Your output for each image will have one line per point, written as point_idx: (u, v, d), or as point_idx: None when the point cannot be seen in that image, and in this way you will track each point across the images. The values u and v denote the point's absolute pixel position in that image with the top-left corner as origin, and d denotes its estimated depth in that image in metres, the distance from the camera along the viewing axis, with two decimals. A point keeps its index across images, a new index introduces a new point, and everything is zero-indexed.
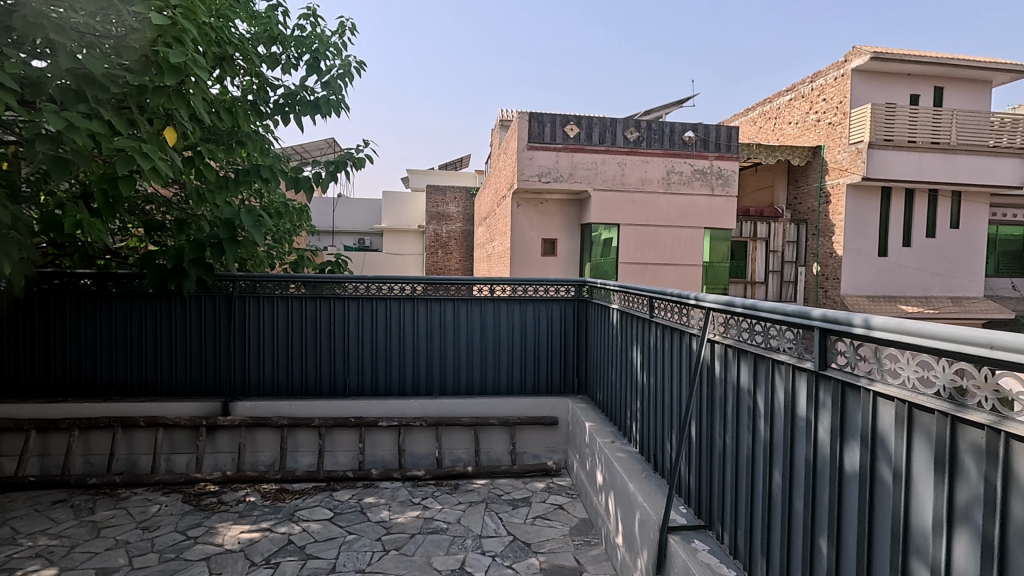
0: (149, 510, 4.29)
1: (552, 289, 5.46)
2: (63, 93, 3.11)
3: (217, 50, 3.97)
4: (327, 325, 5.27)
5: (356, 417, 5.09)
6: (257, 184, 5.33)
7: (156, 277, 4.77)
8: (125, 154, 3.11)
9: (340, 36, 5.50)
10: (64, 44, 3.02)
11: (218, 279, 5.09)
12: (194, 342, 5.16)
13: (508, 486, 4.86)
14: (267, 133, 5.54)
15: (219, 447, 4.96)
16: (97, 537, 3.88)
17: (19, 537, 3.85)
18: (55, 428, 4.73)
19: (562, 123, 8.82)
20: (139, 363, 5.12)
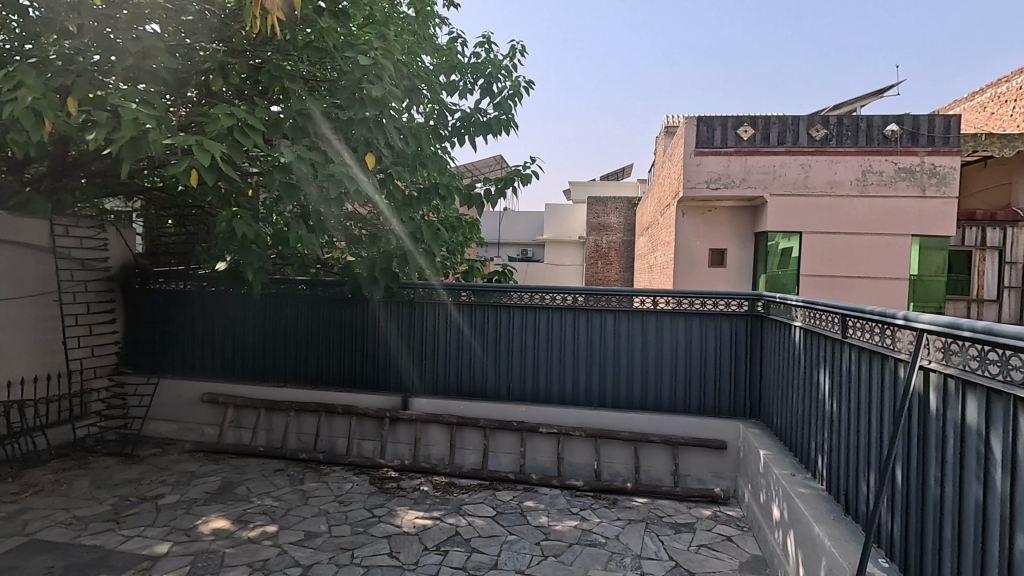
0: (344, 487, 4.93)
1: (722, 303, 5.09)
2: (294, 131, 3.77)
3: (408, 83, 4.45)
4: (493, 331, 5.57)
5: (518, 421, 5.28)
6: (436, 202, 5.87)
7: (354, 284, 5.48)
8: (336, 178, 3.66)
9: (511, 59, 5.82)
10: (294, 89, 3.70)
11: (402, 286, 5.69)
12: (381, 341, 5.82)
13: (669, 509, 4.63)
14: (444, 154, 6.06)
15: (399, 437, 5.53)
16: (305, 504, 4.57)
17: (251, 496, 4.70)
18: (277, 408, 5.69)
19: (734, 125, 8.26)
20: (339, 358, 5.93)
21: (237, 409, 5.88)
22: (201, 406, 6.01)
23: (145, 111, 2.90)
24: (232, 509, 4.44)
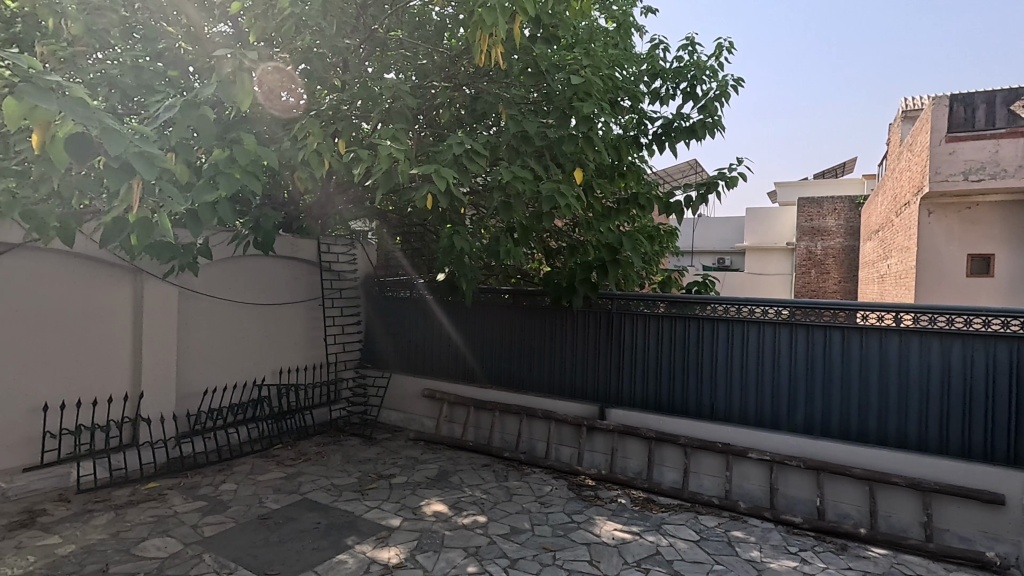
0: (544, 489, 5.13)
1: (995, 322, 4.09)
2: (509, 152, 4.09)
3: (611, 95, 4.50)
4: (693, 345, 5.29)
5: (723, 443, 4.92)
6: (634, 211, 5.79)
7: (554, 294, 5.70)
8: (548, 195, 3.87)
9: (717, 57, 5.50)
10: (508, 114, 4.03)
11: (600, 297, 5.76)
12: (578, 350, 5.95)
13: (920, 567, 3.86)
14: (642, 163, 5.96)
15: (596, 446, 5.57)
16: (510, 500, 4.86)
17: (463, 486, 5.16)
18: (484, 408, 6.18)
19: (1006, 101, 6.65)
20: (539, 364, 6.21)
21: (451, 405, 6.53)
22: (422, 401, 6.81)
23: (394, 147, 3.41)
24: (448, 495, 4.92)
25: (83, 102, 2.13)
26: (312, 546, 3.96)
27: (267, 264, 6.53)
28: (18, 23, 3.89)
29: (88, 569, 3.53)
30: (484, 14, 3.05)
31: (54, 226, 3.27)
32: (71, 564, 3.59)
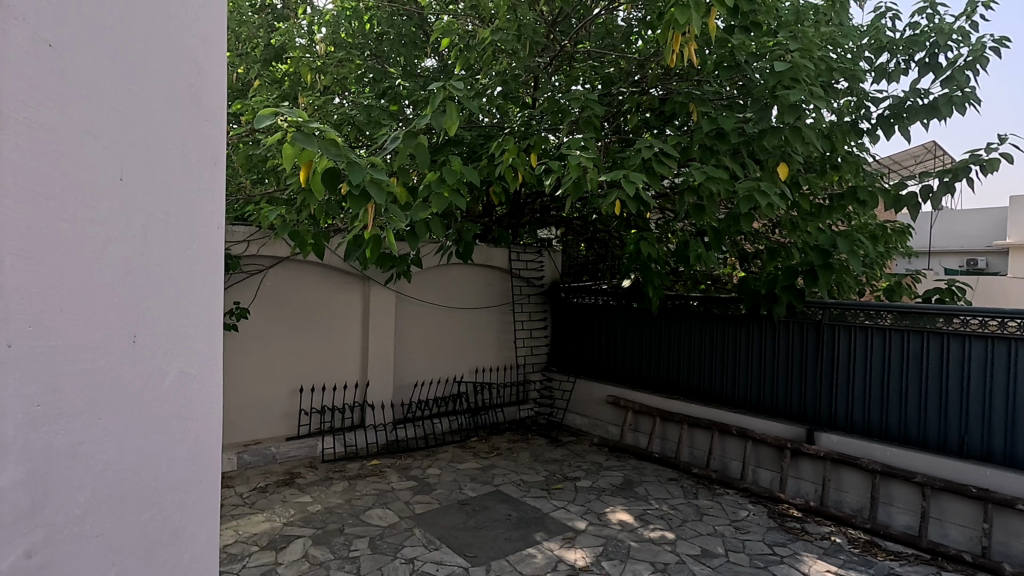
0: (740, 513, 4.73)
1: None
2: (703, 152, 3.87)
3: (824, 78, 3.97)
4: (934, 365, 4.40)
5: (978, 488, 4.01)
6: (852, 207, 5.03)
7: (752, 301, 5.24)
8: (748, 194, 3.59)
9: (969, 16, 4.52)
10: (702, 111, 3.82)
11: (807, 305, 5.13)
12: (780, 364, 5.37)
13: None
14: (862, 153, 5.15)
15: (803, 474, 4.97)
16: (700, 519, 4.58)
17: (649, 498, 5.01)
18: (672, 419, 5.94)
19: None
20: (733, 378, 5.75)
21: (636, 414, 6.40)
22: (606, 407, 6.80)
23: (584, 155, 3.48)
24: (634, 506, 4.83)
25: (334, 142, 2.58)
26: (505, 536, 4.23)
27: (468, 271, 7.19)
28: (286, 81, 4.86)
29: (330, 527, 4.26)
30: (677, 14, 2.96)
31: (310, 244, 3.90)
32: (319, 520, 4.37)
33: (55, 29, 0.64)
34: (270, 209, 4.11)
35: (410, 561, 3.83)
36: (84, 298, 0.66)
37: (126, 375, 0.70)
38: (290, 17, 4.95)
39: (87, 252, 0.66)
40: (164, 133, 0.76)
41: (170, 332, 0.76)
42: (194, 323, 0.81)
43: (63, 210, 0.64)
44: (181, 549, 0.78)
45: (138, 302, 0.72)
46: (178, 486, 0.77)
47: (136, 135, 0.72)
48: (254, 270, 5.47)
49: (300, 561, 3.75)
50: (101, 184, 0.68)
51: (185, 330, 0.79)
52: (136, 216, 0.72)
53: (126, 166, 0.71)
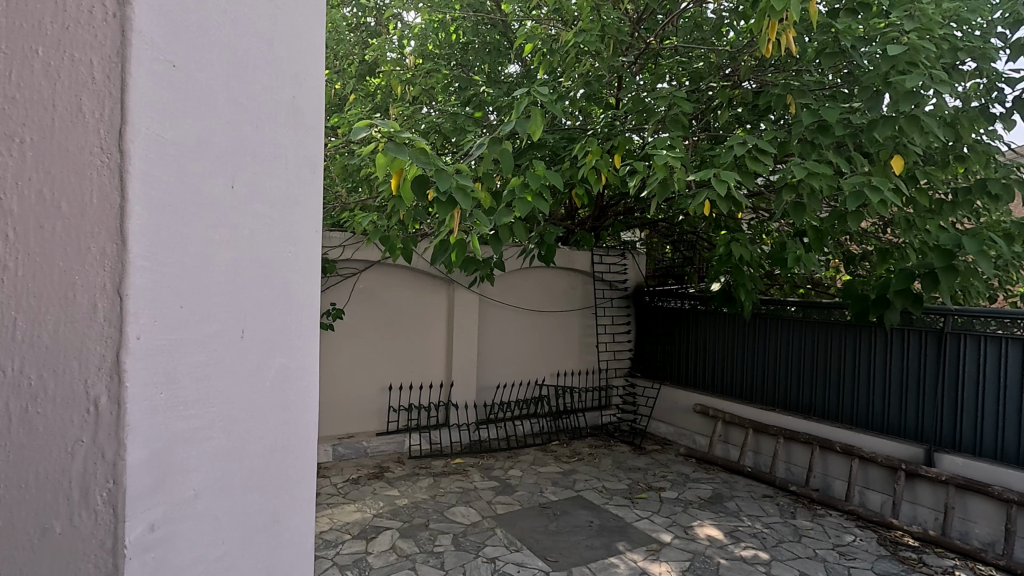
0: (845, 537, 4.34)
1: None
2: (803, 146, 3.61)
3: (947, 59, 3.56)
4: None
5: None
6: (981, 202, 4.48)
7: (859, 307, 4.82)
8: (856, 190, 3.31)
9: None
10: (803, 103, 3.56)
11: (926, 312, 4.63)
12: (893, 377, 4.89)
13: None
14: (995, 141, 4.55)
15: (920, 498, 4.49)
16: (799, 541, 4.26)
17: (741, 514, 4.73)
18: (766, 432, 5.58)
19: None
20: (836, 390, 5.31)
21: (727, 425, 6.08)
22: (694, 416, 6.52)
23: (671, 154, 3.36)
24: (724, 521, 4.58)
25: (423, 150, 2.67)
26: (586, 543, 4.17)
27: (551, 275, 7.19)
28: (377, 93, 5.12)
29: (416, 521, 4.41)
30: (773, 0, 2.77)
31: (399, 248, 4.07)
32: (406, 514, 4.54)
33: (178, 43, 0.45)
34: (364, 216, 4.33)
35: (492, 560, 3.88)
36: (191, 210, 0.46)
37: (240, 323, 0.53)
38: (382, 33, 5.20)
39: (200, 144, 0.47)
40: (289, 24, 0.60)
41: (280, 268, 0.59)
42: (305, 267, 0.64)
43: (182, 74, 0.45)
44: (278, 548, 0.60)
45: (252, 224, 0.54)
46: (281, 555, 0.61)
47: (261, 11, 0.55)
48: (348, 273, 5.79)
49: (388, 552, 3.92)
50: (210, 51, 0.48)
51: (298, 271, 0.62)
52: (253, 113, 0.54)
53: (245, 46, 0.53)
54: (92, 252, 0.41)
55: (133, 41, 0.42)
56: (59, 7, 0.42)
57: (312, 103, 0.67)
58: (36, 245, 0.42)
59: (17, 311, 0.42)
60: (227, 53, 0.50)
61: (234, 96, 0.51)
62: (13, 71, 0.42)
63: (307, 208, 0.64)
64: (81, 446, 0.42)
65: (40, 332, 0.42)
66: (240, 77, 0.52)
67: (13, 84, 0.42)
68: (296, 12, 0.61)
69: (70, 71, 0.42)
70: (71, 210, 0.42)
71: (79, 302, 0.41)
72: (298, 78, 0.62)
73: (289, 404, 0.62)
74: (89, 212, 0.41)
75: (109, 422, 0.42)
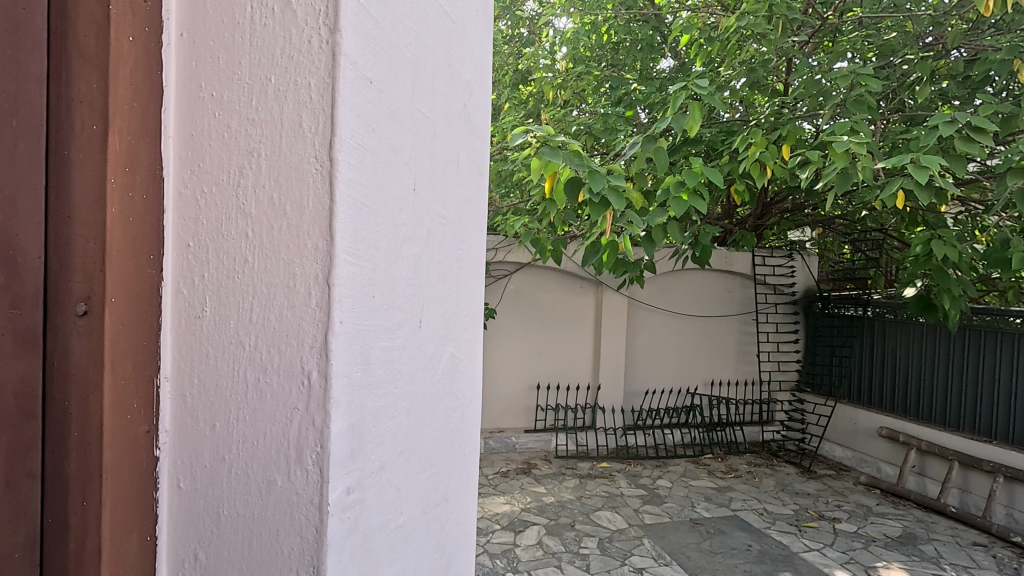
0: None
1: None
2: None
3: None
4: None
5: None
6: None
7: None
8: None
9: None
10: None
11: None
12: None
13: None
14: None
15: None
16: None
17: (942, 561, 3.99)
18: (978, 467, 4.66)
19: None
20: None
21: (922, 454, 5.20)
22: (878, 441, 5.68)
23: (855, 140, 2.97)
24: (918, 567, 3.91)
25: (577, 153, 2.69)
26: (744, 568, 3.85)
27: (706, 279, 6.78)
28: (530, 100, 5.31)
29: (562, 520, 4.46)
30: None
31: (550, 250, 4.15)
32: (553, 512, 4.61)
33: (378, 66, 0.51)
34: (516, 219, 4.50)
35: (639, 570, 3.76)
36: (382, 212, 0.52)
37: (421, 315, 0.58)
38: (534, 42, 5.34)
39: (390, 151, 0.53)
40: (463, 40, 0.64)
41: (453, 264, 0.64)
42: (472, 264, 0.69)
43: (375, 90, 0.51)
44: (447, 522, 0.65)
45: (429, 224, 0.59)
46: (451, 530, 0.66)
47: (441, 28, 0.60)
48: (500, 275, 6.07)
49: (534, 547, 4.01)
50: (399, 69, 0.54)
51: (466, 268, 0.67)
52: (433, 127, 0.59)
53: (427, 60, 0.58)
54: (307, 246, 0.48)
55: (340, 63, 0.48)
56: (286, 39, 0.49)
57: (481, 112, 0.71)
58: (269, 242, 0.50)
59: (254, 297, 0.50)
60: (413, 69, 0.56)
61: (417, 110, 0.56)
62: (253, 98, 0.50)
63: (474, 211, 0.69)
64: (297, 413, 0.49)
65: (269, 316, 0.49)
66: (422, 92, 0.57)
67: (254, 109, 0.50)
68: (469, 25, 0.65)
69: (295, 94, 0.49)
70: (292, 211, 0.49)
71: (298, 289, 0.48)
72: (469, 88, 0.66)
73: (458, 388, 0.67)
74: (307, 212, 0.48)
75: (319, 394, 0.48)
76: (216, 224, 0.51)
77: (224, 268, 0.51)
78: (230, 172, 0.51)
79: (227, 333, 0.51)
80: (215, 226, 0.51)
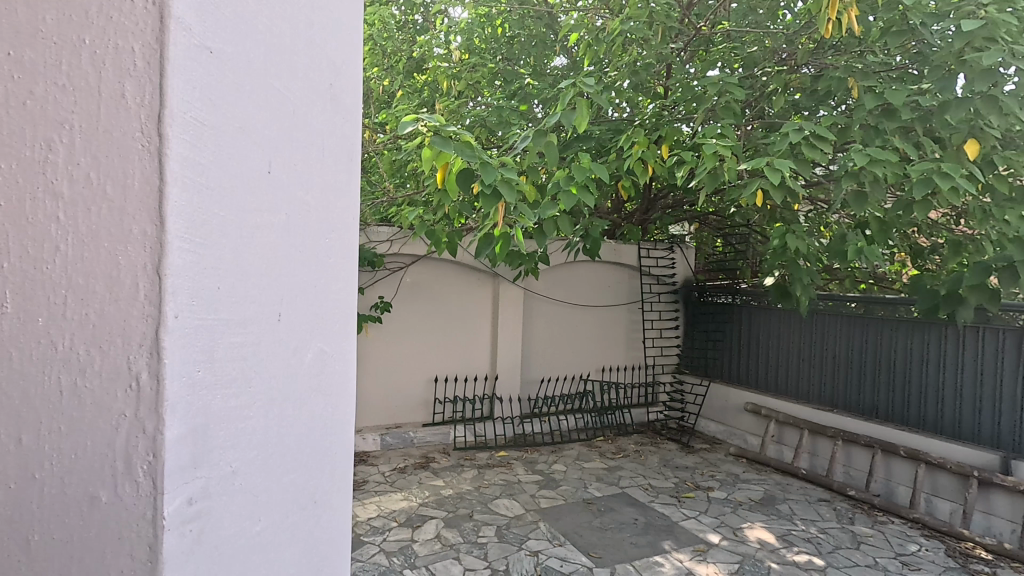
0: (908, 547, 4.08)
1: None
2: (865, 131, 3.43)
3: None
4: None
5: None
6: None
7: (927, 303, 4.56)
8: (924, 177, 3.12)
9: None
10: (866, 85, 3.39)
11: (1003, 309, 4.31)
12: (966, 379, 4.57)
13: None
14: None
15: (995, 509, 4.18)
16: (857, 548, 4.04)
17: (795, 518, 4.54)
18: (823, 433, 5.35)
19: None
20: (902, 392, 5.01)
21: (780, 425, 5.86)
22: (746, 415, 6.31)
23: (721, 143, 3.25)
24: (776, 525, 4.41)
25: (470, 145, 2.67)
26: (631, 541, 4.11)
27: (596, 270, 7.11)
28: (424, 89, 5.20)
29: (460, 512, 4.47)
30: None
31: (445, 243, 4.13)
32: (451, 504, 4.61)
33: (217, 35, 0.47)
34: (410, 211, 4.41)
35: (534, 553, 3.88)
36: (232, 194, 0.48)
37: (281, 306, 0.54)
38: (429, 29, 5.25)
39: (238, 130, 0.49)
40: (323, 14, 0.61)
41: (319, 253, 0.60)
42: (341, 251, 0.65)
43: (224, 55, 0.47)
44: (318, 526, 0.63)
45: (288, 210, 0.55)
46: (322, 533, 0.64)
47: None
48: (396, 267, 5.94)
49: (432, 541, 3.99)
50: (247, 40, 0.50)
51: (337, 256, 0.63)
52: (295, 105, 0.56)
53: (284, 33, 0.54)
54: (133, 233, 0.43)
55: (170, 26, 0.43)
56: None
57: (351, 90, 0.68)
58: (85, 226, 0.44)
59: (68, 289, 0.44)
60: (265, 40, 0.52)
61: (273, 85, 0.53)
62: (64, 58, 0.43)
63: (342, 197, 0.65)
64: (126, 420, 0.43)
65: (87, 310, 0.43)
66: (280, 65, 0.54)
67: (63, 73, 0.43)
68: (332, 1, 0.62)
69: (114, 58, 0.43)
70: (114, 194, 0.43)
71: (123, 281, 0.43)
72: (333, 64, 0.63)
73: (329, 384, 0.64)
74: (133, 193, 0.43)
75: (149, 396, 0.43)
76: (19, 206, 0.44)
77: (29, 258, 0.44)
78: (34, 145, 0.43)
79: (39, 334, 0.44)
80: (13, 207, 0.44)
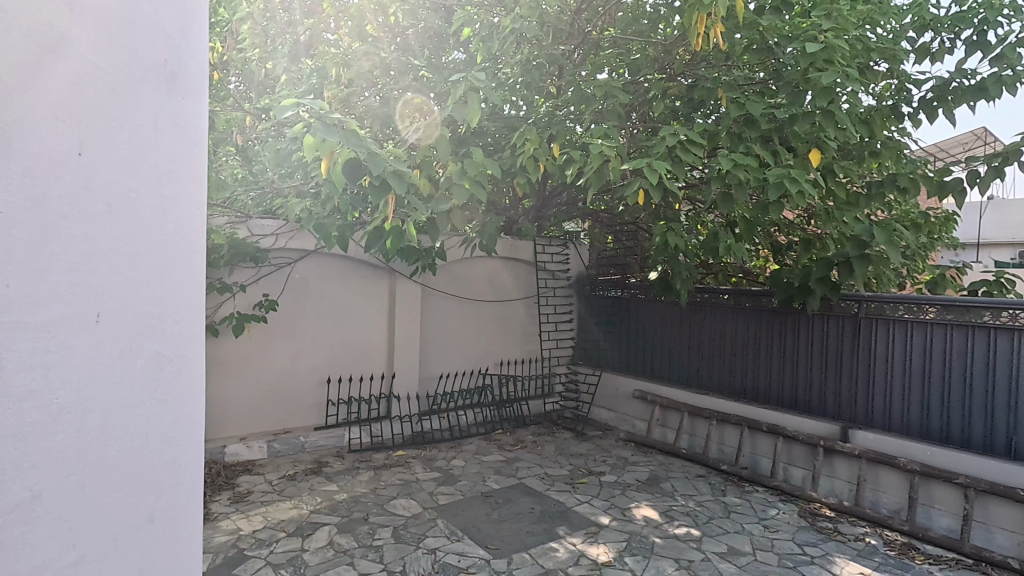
0: (770, 512, 4.57)
1: None
2: (729, 138, 3.80)
3: (862, 59, 3.96)
4: (983, 361, 4.15)
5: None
6: (891, 195, 4.83)
7: (783, 295, 5.07)
8: (777, 181, 3.52)
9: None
10: (730, 96, 3.74)
11: (843, 298, 4.94)
12: (816, 360, 5.18)
13: None
14: (902, 137, 4.83)
15: (837, 472, 4.80)
16: (728, 517, 4.46)
17: (676, 494, 4.90)
18: (700, 415, 5.82)
19: None
20: (766, 374, 5.59)
21: (664, 409, 6.30)
22: (633, 402, 6.72)
23: (606, 144, 3.43)
24: (659, 502, 4.74)
25: (356, 134, 2.57)
26: (528, 529, 4.22)
27: (493, 266, 7.18)
28: (312, 73, 4.92)
29: (355, 516, 4.33)
30: None
31: (335, 237, 3.95)
32: (345, 509, 4.44)
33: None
34: (297, 203, 4.17)
35: (432, 551, 3.85)
36: (64, 165, 0.79)
37: (115, 231, 0.83)
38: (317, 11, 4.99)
39: (21, 197, 0.75)
40: (85, 42, 0.82)
41: (125, 266, 0.85)
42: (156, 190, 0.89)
43: (28, 76, 0.76)
44: (157, 468, 0.89)
45: (81, 242, 0.80)
46: (164, 471, 0.90)
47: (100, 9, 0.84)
48: (282, 263, 5.59)
49: (325, 549, 3.82)
50: (19, 134, 0.76)
51: (170, 190, 0.91)
52: (76, 150, 0.81)
53: (49, 115, 0.78)
54: None
55: None
56: None
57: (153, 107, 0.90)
58: None
59: None
60: (31, 128, 0.77)
61: (39, 135, 0.77)
62: None
63: (169, 142, 0.92)
64: None
65: None
66: (50, 120, 0.78)
67: None
68: (90, 64, 0.82)
69: None
70: None
71: None
72: (117, 88, 0.85)
73: (161, 365, 0.89)
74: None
75: None
76: None
77: None
78: None
79: None
80: None
